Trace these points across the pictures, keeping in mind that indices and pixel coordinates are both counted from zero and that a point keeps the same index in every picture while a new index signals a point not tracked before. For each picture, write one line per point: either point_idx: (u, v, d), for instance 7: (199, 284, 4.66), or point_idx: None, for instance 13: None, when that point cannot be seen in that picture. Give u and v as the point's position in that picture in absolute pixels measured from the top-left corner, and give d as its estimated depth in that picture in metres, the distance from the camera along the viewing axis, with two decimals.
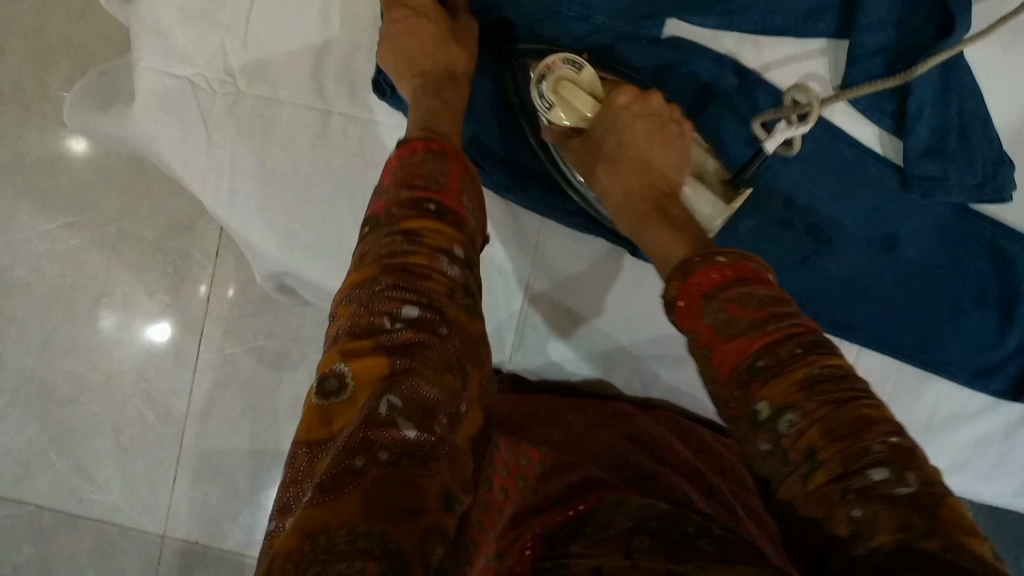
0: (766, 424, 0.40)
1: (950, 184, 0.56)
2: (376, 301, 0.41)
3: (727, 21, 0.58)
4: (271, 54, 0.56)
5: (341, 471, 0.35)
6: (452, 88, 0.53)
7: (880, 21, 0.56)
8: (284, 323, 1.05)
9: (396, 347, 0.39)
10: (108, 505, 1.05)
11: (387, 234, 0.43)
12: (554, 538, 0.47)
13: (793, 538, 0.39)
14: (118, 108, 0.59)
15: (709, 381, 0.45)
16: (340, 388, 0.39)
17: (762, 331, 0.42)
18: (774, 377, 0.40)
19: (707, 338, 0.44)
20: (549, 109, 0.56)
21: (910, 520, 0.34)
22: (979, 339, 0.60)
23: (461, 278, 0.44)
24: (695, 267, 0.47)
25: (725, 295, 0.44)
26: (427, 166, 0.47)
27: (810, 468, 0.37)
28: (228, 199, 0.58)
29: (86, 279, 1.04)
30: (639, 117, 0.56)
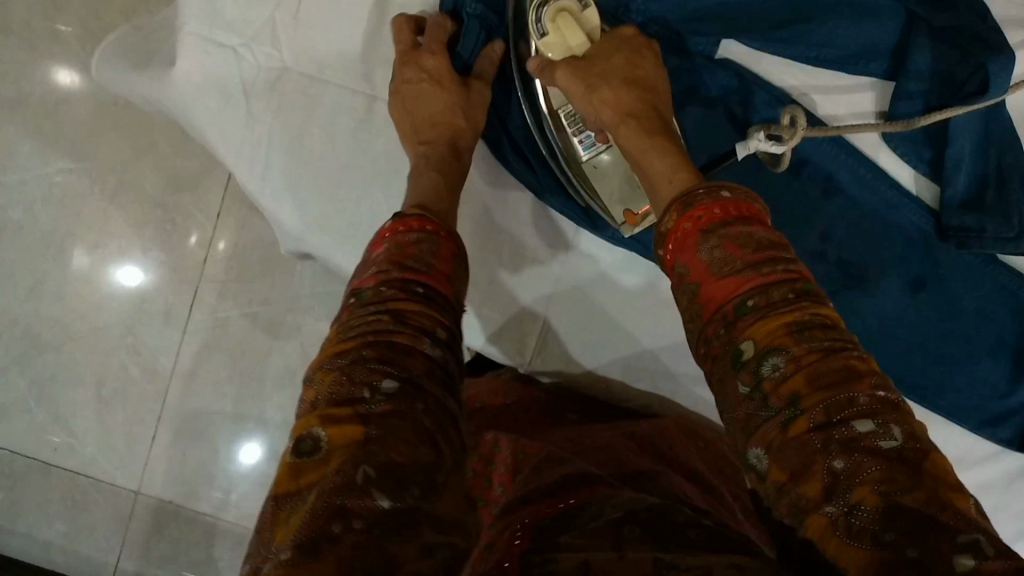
0: (749, 366, 0.37)
1: (986, 237, 0.57)
2: (355, 372, 0.38)
3: (779, 47, 0.56)
4: (319, 34, 0.56)
5: (317, 537, 0.32)
6: (452, 161, 0.54)
7: (920, 70, 0.55)
8: (281, 290, 1.03)
9: (374, 417, 0.36)
10: (83, 457, 1.04)
11: (372, 312, 0.41)
12: (545, 524, 0.45)
13: (767, 497, 0.36)
14: (154, 69, 0.58)
15: (693, 319, 0.42)
16: (314, 449, 0.36)
17: (755, 272, 0.39)
18: (763, 317, 0.38)
19: (699, 274, 0.41)
20: (541, 37, 0.54)
21: (895, 475, 0.32)
22: (990, 389, 0.61)
23: (442, 359, 0.41)
24: (698, 199, 0.43)
25: (724, 232, 0.41)
26: (420, 246, 0.45)
27: (791, 415, 0.35)
28: (260, 173, 0.57)
29: (83, 227, 1.02)
30: (622, 49, 0.53)
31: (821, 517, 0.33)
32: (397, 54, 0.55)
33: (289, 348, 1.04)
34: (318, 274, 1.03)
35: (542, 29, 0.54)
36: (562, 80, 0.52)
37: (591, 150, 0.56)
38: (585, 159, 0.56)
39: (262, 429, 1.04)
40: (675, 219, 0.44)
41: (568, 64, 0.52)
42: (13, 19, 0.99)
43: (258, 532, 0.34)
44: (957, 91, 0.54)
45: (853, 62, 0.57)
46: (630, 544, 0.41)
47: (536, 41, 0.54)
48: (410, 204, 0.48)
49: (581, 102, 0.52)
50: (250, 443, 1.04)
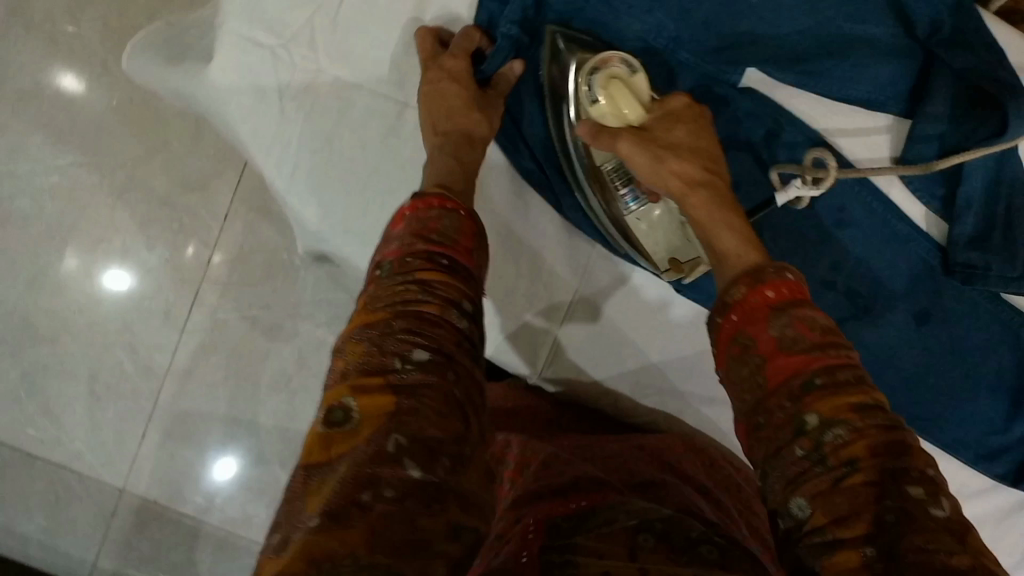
0: (809, 434, 0.39)
1: (991, 275, 0.58)
2: (386, 342, 0.39)
3: (805, 79, 0.58)
4: (357, 39, 0.57)
5: (348, 504, 0.33)
6: (468, 151, 0.54)
7: (938, 111, 0.57)
8: (283, 295, 1.03)
9: (406, 387, 0.37)
10: (70, 452, 1.03)
11: (400, 284, 0.41)
12: (560, 522, 0.46)
13: (799, 545, 0.37)
14: (190, 63, 0.59)
15: (751, 391, 0.42)
16: (344, 420, 0.36)
17: (824, 351, 0.40)
18: (828, 392, 0.39)
19: (767, 348, 0.42)
20: (593, 104, 0.54)
21: (938, 537, 0.33)
22: (987, 423, 0.63)
23: (469, 332, 0.42)
24: (767, 275, 0.45)
25: (795, 313, 0.42)
26: (442, 222, 0.45)
27: (847, 473, 0.37)
28: (288, 173, 0.58)
29: (88, 221, 1.02)
30: (681, 121, 0.54)
31: (854, 555, 0.34)
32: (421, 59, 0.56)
33: (287, 353, 1.03)
34: (321, 282, 1.03)
35: (593, 96, 0.54)
36: (626, 150, 0.52)
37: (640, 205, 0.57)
38: (631, 212, 0.57)
39: (253, 433, 1.03)
40: (745, 292, 0.45)
41: (631, 134, 0.52)
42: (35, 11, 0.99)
43: (286, 500, 0.35)
44: (972, 131, 0.56)
45: (875, 101, 0.59)
46: (644, 555, 0.43)
47: (587, 107, 0.55)
48: (433, 184, 0.49)
49: (644, 171, 0.52)
50: (240, 447, 1.03)
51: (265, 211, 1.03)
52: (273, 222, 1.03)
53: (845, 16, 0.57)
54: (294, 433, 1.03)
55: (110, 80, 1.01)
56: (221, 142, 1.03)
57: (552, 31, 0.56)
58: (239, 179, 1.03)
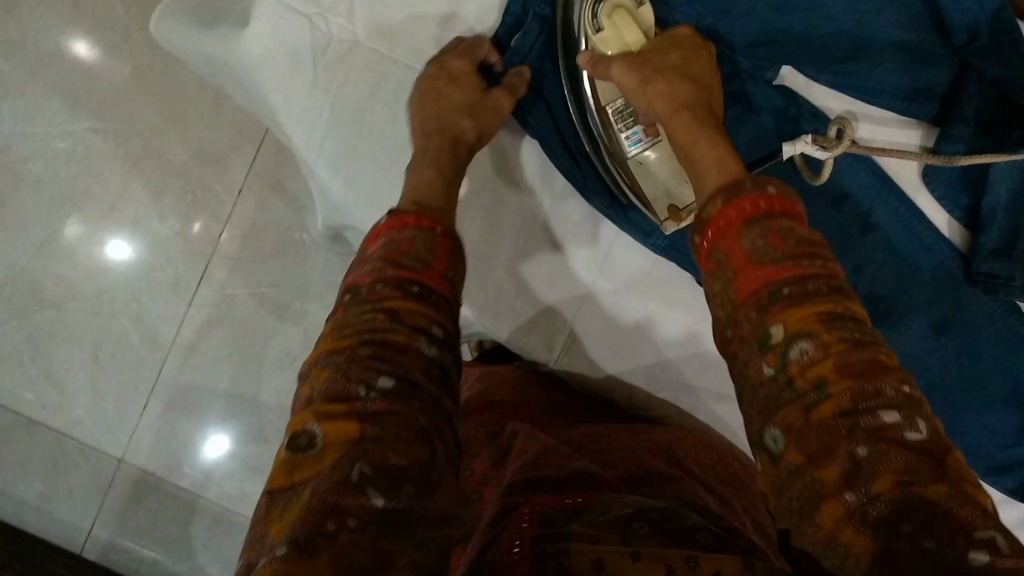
0: (776, 349, 0.40)
1: (1013, 285, 0.58)
2: (351, 369, 0.38)
3: (842, 80, 0.58)
4: (396, 10, 0.58)
5: (313, 534, 0.33)
6: (448, 155, 0.55)
7: (969, 115, 0.56)
8: (292, 274, 1.03)
9: (369, 415, 0.37)
10: (70, 418, 1.02)
11: (369, 310, 0.41)
12: (555, 511, 0.45)
13: (777, 477, 0.39)
14: (223, 30, 0.59)
15: (725, 305, 0.44)
16: (309, 446, 0.36)
17: (795, 262, 0.42)
18: (794, 304, 0.40)
19: (738, 261, 0.43)
20: (597, 32, 0.57)
21: (919, 467, 0.35)
22: (999, 437, 0.63)
23: (439, 358, 0.41)
24: (743, 190, 0.45)
25: (768, 223, 0.43)
26: (416, 244, 0.45)
27: (817, 399, 0.38)
28: (317, 144, 0.59)
29: (102, 188, 1.02)
30: (674, 51, 0.55)
31: (838, 504, 0.36)
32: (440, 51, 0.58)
33: (293, 333, 1.03)
34: (332, 262, 1.03)
35: (599, 25, 0.57)
36: (620, 74, 0.54)
37: (637, 146, 0.58)
38: (630, 155, 0.58)
39: (254, 411, 1.03)
40: (718, 207, 0.46)
41: (623, 58, 0.54)
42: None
43: (251, 525, 0.35)
44: (997, 139, 0.56)
45: (906, 105, 0.58)
46: (640, 542, 0.42)
47: (590, 36, 0.57)
48: (408, 203, 0.49)
49: (633, 94, 0.54)
50: (241, 425, 1.02)
51: (279, 188, 1.03)
52: (286, 201, 1.03)
53: (881, 20, 0.57)
54: None
55: (132, 48, 1.01)
56: (240, 116, 1.02)
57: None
58: (254, 155, 1.02)
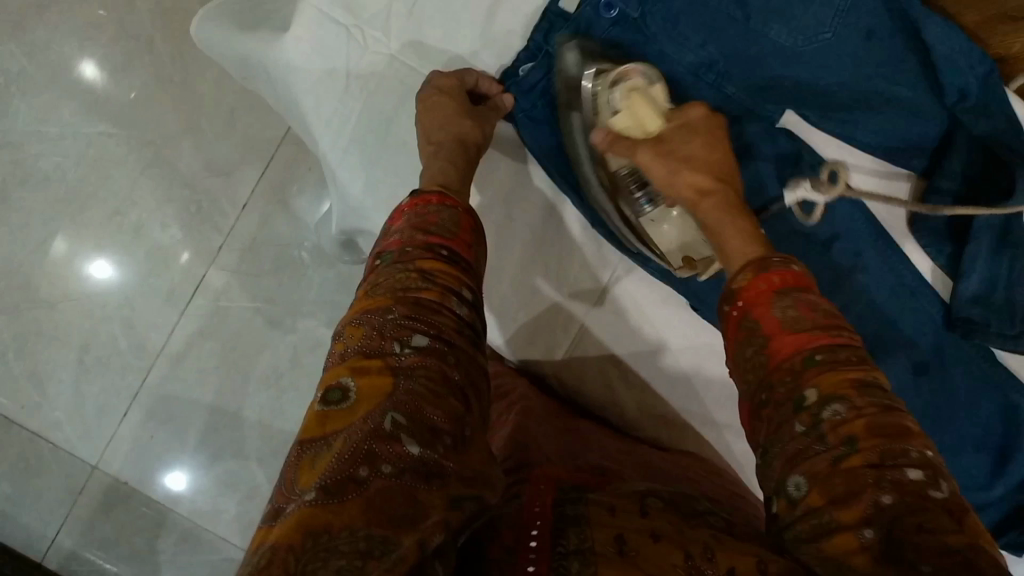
0: (809, 409, 0.42)
1: (990, 330, 0.61)
2: (386, 330, 0.43)
3: (844, 129, 0.63)
4: (429, 29, 0.63)
5: (346, 479, 0.37)
6: (461, 153, 0.58)
7: (952, 171, 0.61)
8: (287, 291, 1.04)
9: (402, 369, 0.41)
10: (50, 420, 1.02)
11: (402, 270, 0.46)
12: (568, 487, 0.48)
13: (795, 523, 0.40)
14: (265, 33, 0.64)
15: (756, 369, 0.47)
16: (342, 398, 0.41)
17: (827, 332, 0.45)
18: (827, 369, 0.43)
19: (770, 329, 0.47)
20: (615, 115, 0.59)
21: (938, 516, 0.37)
22: (972, 480, 0.65)
23: (469, 318, 0.47)
24: (771, 265, 0.49)
25: (799, 296, 0.47)
26: (440, 215, 0.50)
27: (846, 452, 0.40)
28: (340, 144, 0.64)
29: (106, 193, 1.03)
30: (697, 134, 0.56)
31: (854, 538, 0.37)
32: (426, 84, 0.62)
33: (282, 348, 1.03)
34: (327, 282, 1.04)
35: (617, 107, 0.59)
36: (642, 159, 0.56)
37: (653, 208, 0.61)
38: (646, 214, 0.61)
39: (236, 425, 1.02)
40: (748, 278, 0.49)
41: (647, 145, 0.57)
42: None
43: (284, 469, 0.39)
44: (985, 194, 0.60)
45: (898, 155, 0.64)
46: (656, 516, 0.44)
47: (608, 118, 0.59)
48: (432, 183, 0.54)
49: (660, 182, 0.56)
50: (220, 438, 1.02)
51: (284, 205, 1.04)
52: (289, 217, 1.04)
53: (880, 78, 0.61)
54: (277, 431, 1.02)
55: (153, 58, 1.03)
56: (252, 132, 1.04)
57: (569, 48, 0.60)
58: (263, 171, 1.04)
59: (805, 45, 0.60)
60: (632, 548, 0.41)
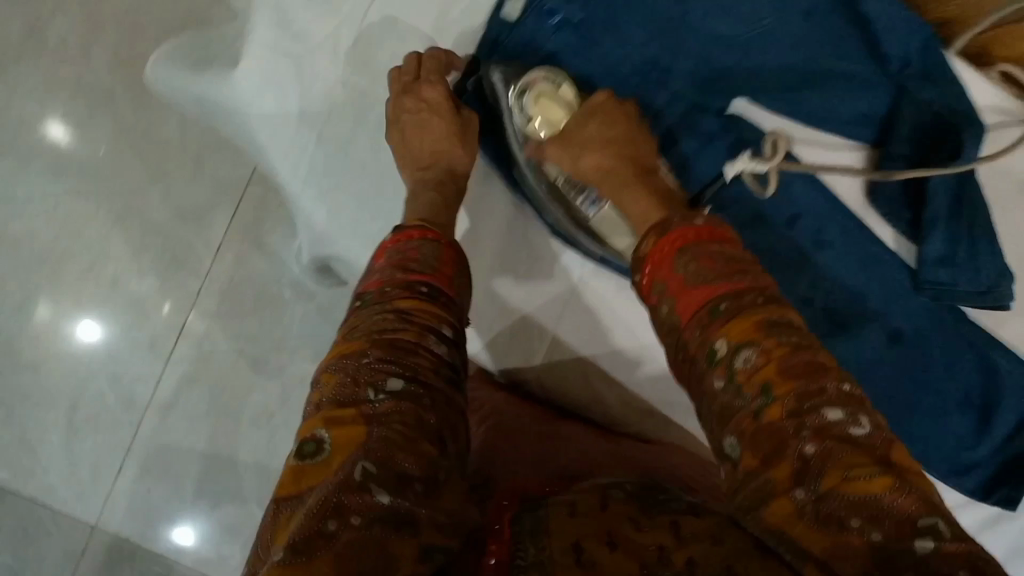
0: (723, 360, 0.44)
1: (958, 290, 0.63)
2: (360, 377, 0.44)
3: (789, 107, 0.63)
4: (375, 52, 0.62)
5: (314, 534, 0.38)
6: (450, 185, 0.59)
7: (902, 136, 0.62)
8: (269, 330, 1.04)
9: (376, 417, 0.42)
10: (45, 484, 1.01)
11: (381, 311, 0.47)
12: (531, 497, 0.54)
13: (733, 484, 0.43)
14: (217, 70, 0.66)
15: (672, 328, 0.49)
16: (316, 451, 0.42)
17: (730, 279, 0.46)
18: (734, 318, 0.45)
19: (677, 287, 0.48)
20: (528, 122, 0.60)
21: (864, 459, 0.39)
22: (957, 439, 0.67)
23: (448, 356, 0.47)
24: (674, 225, 0.50)
25: (699, 249, 0.48)
26: (422, 251, 0.51)
27: (764, 403, 0.42)
28: (300, 175, 0.65)
29: (80, 249, 1.02)
30: (594, 118, 0.59)
31: (788, 502, 0.40)
32: (398, 86, 0.60)
33: (270, 387, 1.03)
34: (308, 317, 1.04)
35: (528, 114, 0.60)
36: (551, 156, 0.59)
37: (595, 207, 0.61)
38: (591, 217, 0.62)
39: (232, 470, 1.02)
40: (652, 243, 0.51)
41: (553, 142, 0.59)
42: (37, 37, 1.00)
43: (262, 525, 0.41)
44: (930, 154, 0.62)
45: (847, 126, 0.64)
46: (614, 505, 0.49)
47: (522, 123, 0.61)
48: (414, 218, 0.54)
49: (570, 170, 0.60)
50: (217, 484, 1.02)
51: (259, 245, 1.04)
52: (265, 256, 1.04)
53: (826, 55, 0.62)
54: (274, 470, 1.02)
55: (113, 110, 1.01)
56: (220, 175, 1.03)
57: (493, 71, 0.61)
58: (233, 212, 1.04)
59: (746, 33, 0.62)
60: (588, 557, 0.44)
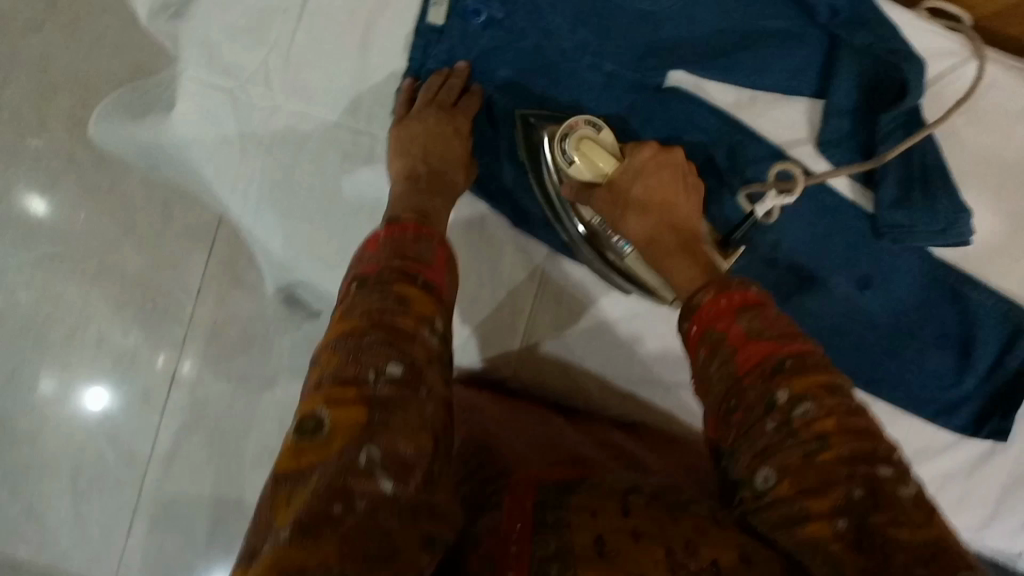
0: (781, 407, 0.43)
1: (916, 231, 0.62)
2: (361, 356, 0.43)
3: (724, 75, 0.63)
4: (307, 75, 0.64)
5: (321, 516, 0.37)
6: (440, 190, 0.59)
7: (848, 88, 0.62)
8: (258, 367, 1.02)
9: (377, 399, 0.42)
10: (59, 550, 1.02)
11: (378, 294, 0.47)
12: (550, 486, 0.49)
13: (762, 509, 0.43)
14: (155, 115, 0.67)
15: (723, 380, 0.47)
16: (316, 429, 0.41)
17: (790, 340, 0.45)
18: (796, 374, 0.43)
19: (735, 339, 0.47)
20: (570, 164, 0.60)
21: (915, 512, 0.38)
22: (941, 379, 0.68)
23: (441, 348, 0.47)
24: (733, 287, 0.50)
25: (758, 310, 0.48)
26: (418, 243, 0.51)
27: (819, 448, 0.41)
28: (251, 206, 0.67)
29: (62, 312, 1.01)
30: (650, 174, 0.61)
31: (828, 528, 0.39)
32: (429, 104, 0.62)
33: (270, 428, 1.01)
34: (298, 345, 1.00)
35: (569, 157, 0.60)
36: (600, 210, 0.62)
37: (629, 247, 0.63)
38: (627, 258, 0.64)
39: (244, 514, 1.01)
40: (709, 296, 0.51)
41: (604, 190, 0.62)
42: None
43: (260, 505, 0.39)
44: (885, 99, 0.62)
45: (787, 82, 0.64)
46: (636, 514, 0.45)
47: (565, 167, 0.61)
48: (409, 211, 0.55)
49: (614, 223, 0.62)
50: (231, 528, 1.02)
51: (237, 281, 1.03)
52: (246, 293, 1.02)
53: (752, 15, 0.62)
54: None
55: (75, 170, 0.99)
56: (189, 220, 1.02)
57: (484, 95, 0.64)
58: (209, 254, 1.02)
59: (669, 4, 0.61)
60: (611, 548, 0.42)
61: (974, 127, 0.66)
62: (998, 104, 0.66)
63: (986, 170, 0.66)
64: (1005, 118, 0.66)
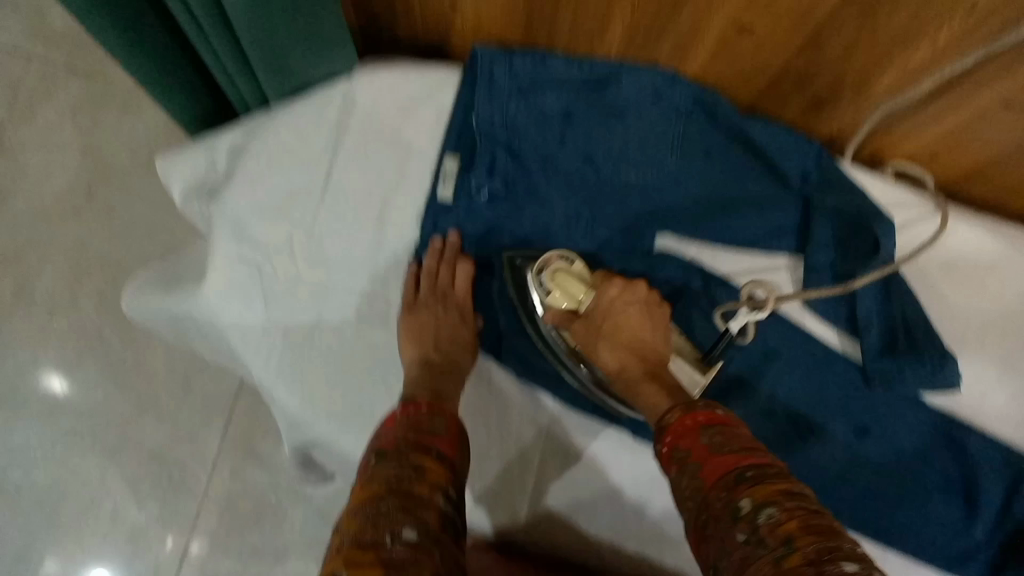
0: (746, 517, 0.44)
1: (906, 377, 0.65)
2: (380, 522, 0.45)
3: (705, 236, 0.69)
4: (328, 250, 0.70)
5: None
6: (451, 377, 0.64)
7: (827, 242, 0.66)
8: (273, 540, 1.01)
9: (395, 559, 0.43)
10: None
11: (395, 467, 0.50)
12: None
13: None
14: (186, 287, 0.74)
15: (692, 496, 0.49)
16: None
17: (752, 453, 0.49)
18: (758, 483, 0.46)
19: (700, 454, 0.50)
20: (547, 295, 0.65)
21: None
22: (950, 528, 0.67)
23: (453, 516, 0.49)
24: (698, 408, 0.54)
25: (722, 428, 0.51)
26: (430, 421, 0.55)
27: (786, 552, 0.41)
28: (273, 370, 0.72)
29: (76, 486, 1.00)
30: (629, 306, 0.64)
31: None
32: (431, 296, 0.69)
33: None
34: (310, 520, 1.01)
35: (546, 288, 0.65)
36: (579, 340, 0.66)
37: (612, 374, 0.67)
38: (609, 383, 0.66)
39: None
40: (677, 416, 0.54)
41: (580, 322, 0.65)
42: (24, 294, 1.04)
43: None
44: (860, 254, 0.65)
45: (769, 240, 0.69)
46: None
47: (544, 298, 0.66)
48: (425, 394, 0.59)
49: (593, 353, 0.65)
50: None
51: (253, 455, 1.03)
52: (261, 466, 1.03)
53: (733, 184, 0.68)
54: None
55: (103, 345, 1.03)
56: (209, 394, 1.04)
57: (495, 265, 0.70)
58: (225, 427, 1.03)
59: (653, 177, 0.68)
60: None
61: (948, 280, 0.71)
62: (970, 258, 0.71)
63: (964, 320, 0.70)
64: (977, 272, 0.71)
